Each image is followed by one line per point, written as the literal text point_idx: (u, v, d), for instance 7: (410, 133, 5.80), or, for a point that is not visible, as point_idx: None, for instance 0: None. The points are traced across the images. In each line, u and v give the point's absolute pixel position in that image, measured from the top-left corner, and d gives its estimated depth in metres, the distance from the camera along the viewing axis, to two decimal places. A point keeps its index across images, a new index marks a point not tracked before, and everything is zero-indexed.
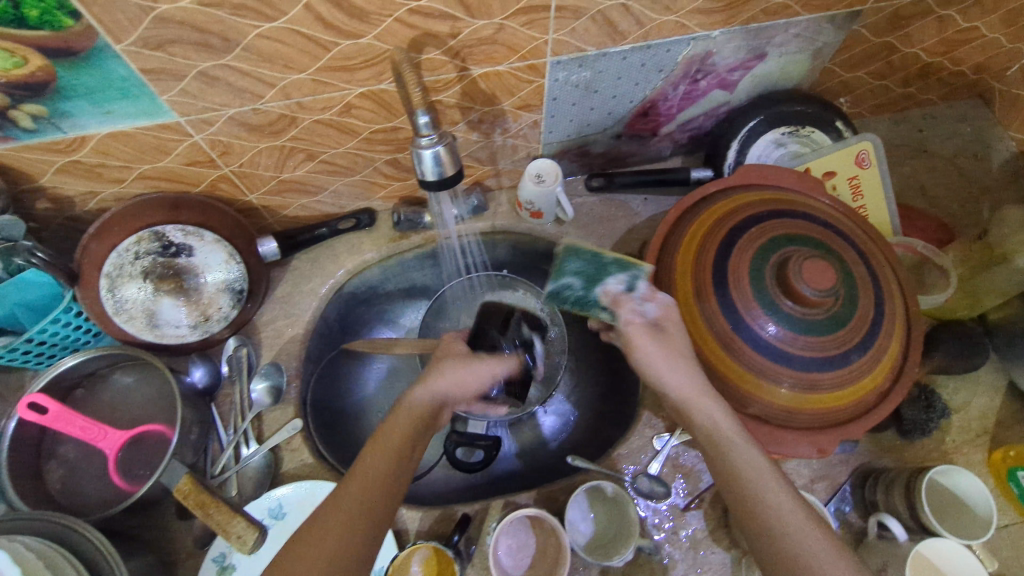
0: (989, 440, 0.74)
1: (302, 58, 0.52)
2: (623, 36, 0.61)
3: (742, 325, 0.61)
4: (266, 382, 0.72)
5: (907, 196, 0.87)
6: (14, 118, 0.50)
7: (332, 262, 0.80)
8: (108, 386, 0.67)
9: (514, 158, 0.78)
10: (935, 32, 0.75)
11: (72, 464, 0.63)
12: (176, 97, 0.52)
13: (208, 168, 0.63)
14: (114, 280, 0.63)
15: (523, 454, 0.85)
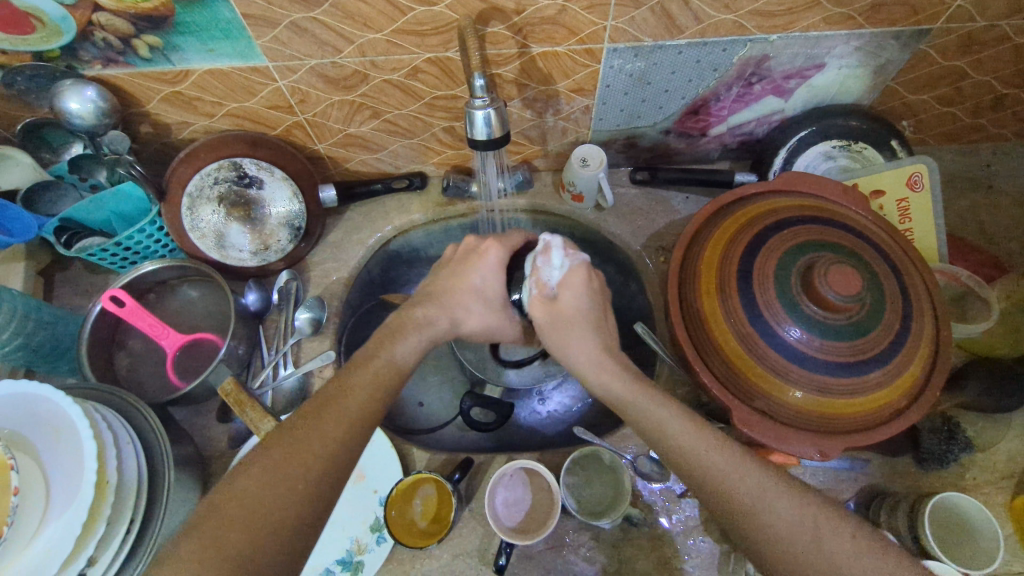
0: (1013, 485, 0.70)
1: (380, 19, 0.58)
2: (680, 30, 0.64)
3: (761, 320, 0.62)
4: (309, 313, 0.78)
5: (963, 228, 0.85)
6: (135, 46, 0.58)
7: (382, 218, 0.86)
8: (175, 295, 0.76)
9: (563, 141, 0.82)
10: (1010, 61, 0.73)
11: (136, 356, 0.73)
12: (268, 43, 0.60)
13: (286, 114, 0.71)
14: (194, 200, 0.71)
15: (533, 427, 0.88)
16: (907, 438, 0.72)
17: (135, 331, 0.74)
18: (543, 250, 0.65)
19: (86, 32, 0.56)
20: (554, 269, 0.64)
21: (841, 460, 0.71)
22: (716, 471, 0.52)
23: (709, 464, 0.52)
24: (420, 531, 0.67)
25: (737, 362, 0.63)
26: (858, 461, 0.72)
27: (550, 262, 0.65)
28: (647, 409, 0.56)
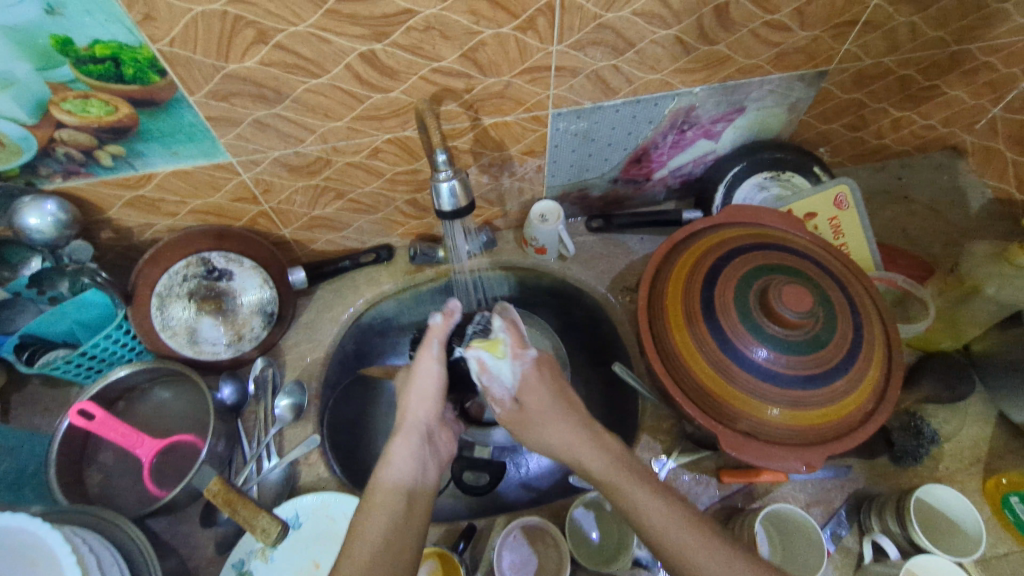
0: (982, 469, 0.74)
1: (339, 109, 0.62)
2: (615, 92, 0.70)
3: (730, 345, 0.65)
4: (289, 399, 0.77)
5: (889, 237, 0.93)
6: (97, 157, 0.59)
7: (353, 293, 0.87)
8: (147, 399, 0.74)
9: (520, 200, 0.87)
10: (898, 89, 0.84)
11: (109, 469, 0.70)
12: (231, 140, 0.62)
13: (250, 205, 0.72)
14: (163, 299, 0.70)
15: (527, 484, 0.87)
16: (880, 438, 0.76)
17: (106, 443, 0.71)
18: (478, 369, 0.66)
19: (47, 148, 0.57)
20: (501, 378, 0.64)
21: (827, 470, 0.74)
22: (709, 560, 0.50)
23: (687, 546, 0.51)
24: None
25: (714, 388, 0.65)
26: (843, 468, 0.74)
27: (496, 375, 0.65)
28: (622, 484, 0.56)
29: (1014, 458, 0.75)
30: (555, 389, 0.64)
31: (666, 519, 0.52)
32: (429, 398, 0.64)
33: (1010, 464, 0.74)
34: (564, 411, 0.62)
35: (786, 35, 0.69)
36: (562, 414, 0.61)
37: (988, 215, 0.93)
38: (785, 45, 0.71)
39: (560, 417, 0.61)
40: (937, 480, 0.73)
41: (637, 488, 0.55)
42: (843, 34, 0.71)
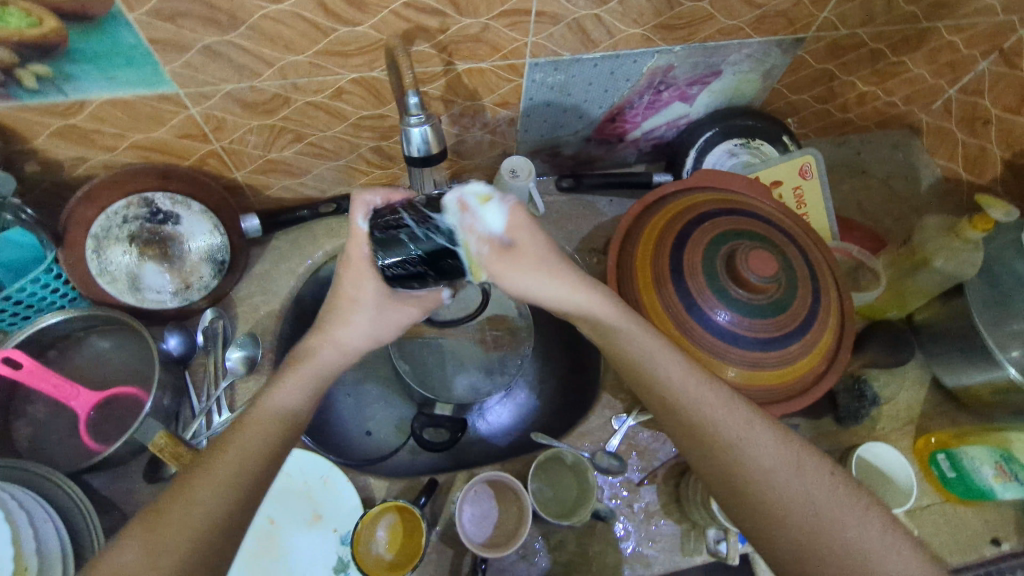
0: (914, 428, 0.80)
1: (301, 41, 0.57)
2: (595, 44, 0.68)
3: (695, 308, 0.66)
4: (242, 352, 0.73)
5: (845, 210, 0.96)
6: (19, 77, 0.53)
7: (311, 244, 0.82)
8: (83, 349, 0.69)
9: (491, 154, 0.84)
10: (868, 63, 0.85)
11: (41, 423, 0.65)
12: (178, 68, 0.56)
13: (199, 143, 0.66)
14: (100, 242, 0.65)
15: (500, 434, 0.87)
16: (826, 400, 0.80)
17: (37, 395, 0.66)
18: (458, 211, 0.52)
19: None
20: (485, 220, 0.52)
21: None
22: (730, 431, 0.54)
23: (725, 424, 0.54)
24: (386, 564, 0.64)
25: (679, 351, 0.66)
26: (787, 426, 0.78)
27: (481, 218, 0.52)
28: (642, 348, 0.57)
29: (942, 419, 0.80)
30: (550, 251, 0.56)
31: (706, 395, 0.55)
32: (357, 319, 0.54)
33: (939, 425, 0.80)
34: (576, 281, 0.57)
35: None
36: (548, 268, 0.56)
37: (937, 192, 0.97)
38: (767, 8, 0.70)
39: (541, 276, 0.55)
40: (874, 440, 0.78)
41: (668, 357, 0.57)
42: (823, 0, 0.71)
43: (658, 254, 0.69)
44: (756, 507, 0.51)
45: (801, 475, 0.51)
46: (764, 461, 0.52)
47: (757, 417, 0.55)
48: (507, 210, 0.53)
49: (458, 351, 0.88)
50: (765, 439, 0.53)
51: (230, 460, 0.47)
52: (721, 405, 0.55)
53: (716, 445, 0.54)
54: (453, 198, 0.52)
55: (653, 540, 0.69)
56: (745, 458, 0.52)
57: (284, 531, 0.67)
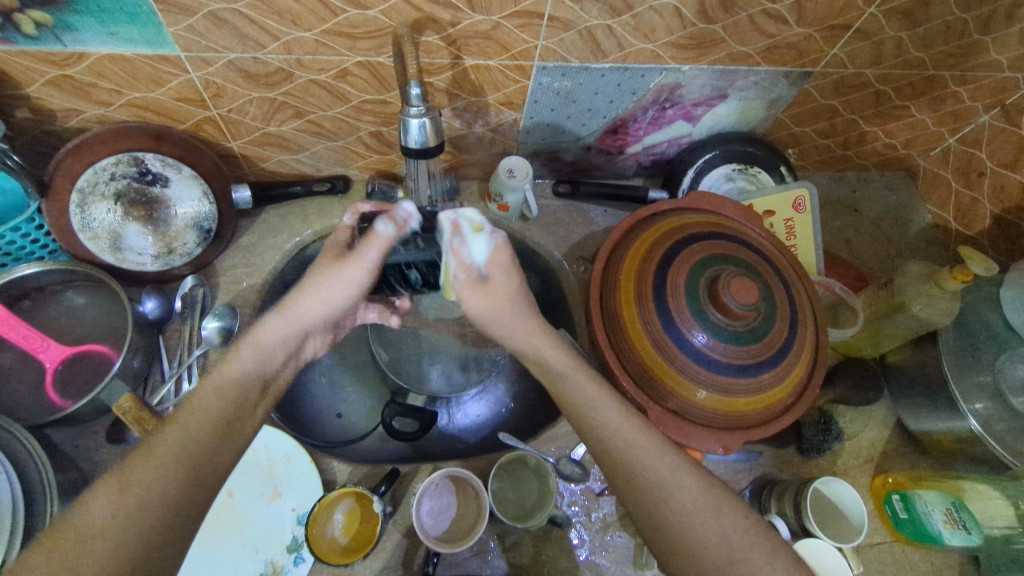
0: (873, 467, 0.81)
1: (310, 18, 0.56)
2: (604, 55, 0.68)
3: (673, 328, 0.66)
4: (218, 322, 0.73)
5: (834, 246, 0.97)
6: (18, 22, 0.52)
7: (301, 221, 0.82)
8: (58, 302, 0.68)
9: (490, 152, 0.84)
10: (872, 104, 0.85)
11: (7, 372, 0.64)
12: (182, 31, 0.56)
13: (197, 108, 0.66)
14: (85, 197, 0.64)
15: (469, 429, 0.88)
16: (792, 430, 0.81)
17: (6, 344, 0.65)
18: (452, 232, 0.65)
19: None
20: (471, 247, 0.64)
21: (739, 454, 0.79)
22: (655, 473, 0.55)
23: (650, 465, 0.55)
24: (340, 547, 0.65)
25: (652, 367, 0.67)
26: (751, 453, 0.80)
27: (468, 244, 0.64)
28: (582, 396, 0.59)
29: (902, 461, 0.82)
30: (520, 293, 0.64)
31: (635, 430, 0.57)
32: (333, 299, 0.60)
33: (898, 466, 0.81)
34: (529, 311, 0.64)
35: (782, 27, 0.68)
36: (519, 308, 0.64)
37: (925, 238, 0.99)
38: (778, 38, 0.70)
39: (508, 310, 0.63)
40: (833, 474, 0.79)
41: (603, 401, 0.58)
42: (834, 37, 0.71)
43: (643, 270, 0.69)
44: (675, 548, 0.53)
45: (717, 517, 0.53)
46: (686, 501, 0.54)
47: (683, 461, 0.56)
48: (493, 242, 0.64)
49: (435, 343, 0.88)
50: (689, 483, 0.54)
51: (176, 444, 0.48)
52: (648, 441, 0.56)
53: (643, 489, 0.55)
54: (450, 217, 0.65)
55: (606, 551, 0.70)
56: (670, 503, 0.54)
57: (240, 504, 0.67)
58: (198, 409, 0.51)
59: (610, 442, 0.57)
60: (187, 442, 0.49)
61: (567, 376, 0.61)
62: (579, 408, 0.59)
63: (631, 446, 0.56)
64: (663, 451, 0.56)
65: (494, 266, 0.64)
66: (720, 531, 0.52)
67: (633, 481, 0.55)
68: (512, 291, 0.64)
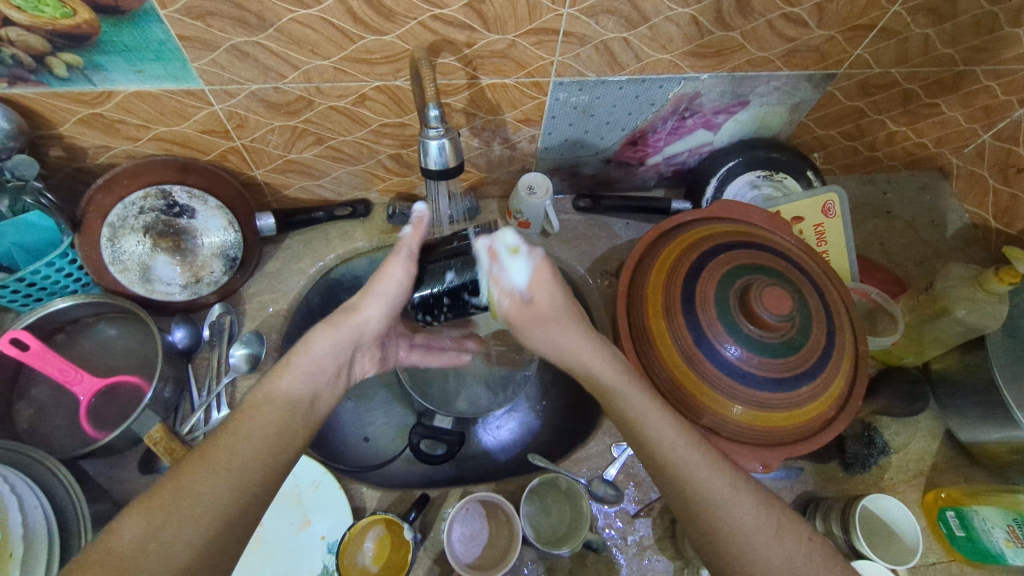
0: (924, 481, 0.77)
1: (328, 46, 0.57)
2: (622, 67, 0.67)
3: (705, 341, 0.64)
4: (245, 349, 0.73)
5: (867, 250, 0.94)
6: (50, 65, 0.53)
7: (324, 246, 0.82)
8: (90, 334, 0.70)
9: (509, 169, 0.84)
10: (900, 103, 0.83)
11: (43, 405, 0.65)
12: (205, 66, 0.57)
13: (220, 139, 0.67)
14: (115, 231, 0.66)
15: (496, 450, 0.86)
16: (834, 445, 0.77)
17: (40, 377, 0.66)
18: (488, 258, 0.58)
19: None
20: (512, 273, 0.57)
21: (780, 471, 0.76)
22: (713, 490, 0.53)
23: (706, 482, 0.53)
24: None
25: (684, 383, 0.65)
26: (794, 470, 0.76)
27: (506, 269, 0.57)
28: (636, 404, 0.56)
29: (954, 474, 0.77)
30: (567, 309, 0.59)
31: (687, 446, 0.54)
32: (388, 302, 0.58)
33: (950, 480, 0.77)
34: (579, 323, 0.59)
35: (803, 31, 0.67)
36: (571, 318, 0.59)
37: (963, 239, 0.95)
38: (800, 42, 0.69)
39: (556, 331, 0.59)
40: (881, 490, 0.76)
41: (656, 415, 0.55)
42: (857, 38, 0.70)
43: (669, 283, 0.67)
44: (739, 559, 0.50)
45: (782, 538, 0.51)
46: (747, 519, 0.51)
47: (739, 478, 0.54)
48: (533, 265, 0.58)
49: (462, 365, 0.87)
50: (750, 501, 0.52)
51: (229, 458, 0.48)
52: (702, 458, 0.54)
53: (701, 506, 0.52)
54: (485, 244, 0.58)
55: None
56: (728, 521, 0.51)
57: (270, 535, 0.66)
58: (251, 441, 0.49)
59: (672, 454, 0.54)
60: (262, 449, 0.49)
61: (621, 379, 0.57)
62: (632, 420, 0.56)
63: (686, 458, 0.54)
64: (718, 468, 0.54)
65: (536, 285, 0.58)
66: (782, 552, 0.50)
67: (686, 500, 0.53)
68: (560, 310, 0.59)
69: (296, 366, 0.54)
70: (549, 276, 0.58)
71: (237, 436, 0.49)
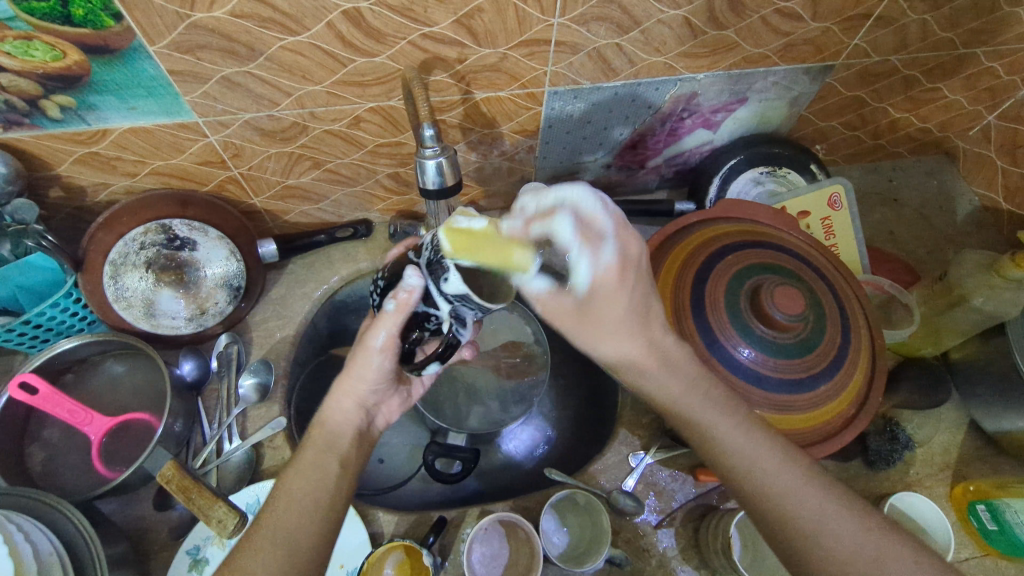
0: (951, 474, 0.75)
1: (319, 71, 0.57)
2: (616, 73, 0.66)
3: (717, 345, 0.63)
4: (254, 378, 0.73)
5: (877, 240, 0.92)
6: (44, 107, 0.53)
7: (327, 268, 0.82)
8: (99, 373, 0.70)
9: (509, 180, 0.83)
10: (901, 90, 0.82)
11: (54, 448, 0.65)
12: (197, 98, 0.57)
13: (218, 169, 0.67)
14: (117, 268, 0.65)
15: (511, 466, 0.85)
16: (856, 442, 0.76)
17: (51, 419, 0.66)
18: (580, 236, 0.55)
19: None
20: (601, 261, 0.56)
21: None
22: (809, 504, 0.50)
23: (796, 492, 0.51)
24: None
25: None
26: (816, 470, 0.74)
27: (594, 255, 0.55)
28: (709, 417, 0.55)
29: (982, 465, 0.75)
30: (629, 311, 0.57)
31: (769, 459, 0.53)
32: (370, 384, 0.57)
33: (978, 471, 0.75)
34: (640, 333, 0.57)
35: (797, 24, 0.66)
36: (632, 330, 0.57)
37: (974, 222, 0.93)
38: (795, 36, 0.68)
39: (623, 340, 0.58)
40: (907, 486, 0.74)
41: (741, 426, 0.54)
42: (854, 27, 0.69)
43: (678, 286, 0.66)
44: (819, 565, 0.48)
45: (892, 553, 0.48)
46: (817, 504, 0.50)
47: (838, 488, 0.52)
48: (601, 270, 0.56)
49: (473, 379, 0.87)
50: (852, 513, 0.50)
51: (291, 493, 0.51)
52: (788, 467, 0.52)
53: (796, 525, 0.50)
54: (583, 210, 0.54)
55: None
56: (828, 538, 0.49)
57: None
58: (291, 477, 0.52)
59: (754, 467, 0.53)
60: (297, 488, 0.51)
61: (693, 391, 0.56)
62: (710, 433, 0.55)
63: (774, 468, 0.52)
64: (815, 478, 0.52)
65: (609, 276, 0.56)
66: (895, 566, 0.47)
67: (774, 516, 0.51)
68: (625, 320, 0.57)
69: (332, 408, 0.57)
70: (616, 285, 0.56)
71: (282, 498, 0.51)
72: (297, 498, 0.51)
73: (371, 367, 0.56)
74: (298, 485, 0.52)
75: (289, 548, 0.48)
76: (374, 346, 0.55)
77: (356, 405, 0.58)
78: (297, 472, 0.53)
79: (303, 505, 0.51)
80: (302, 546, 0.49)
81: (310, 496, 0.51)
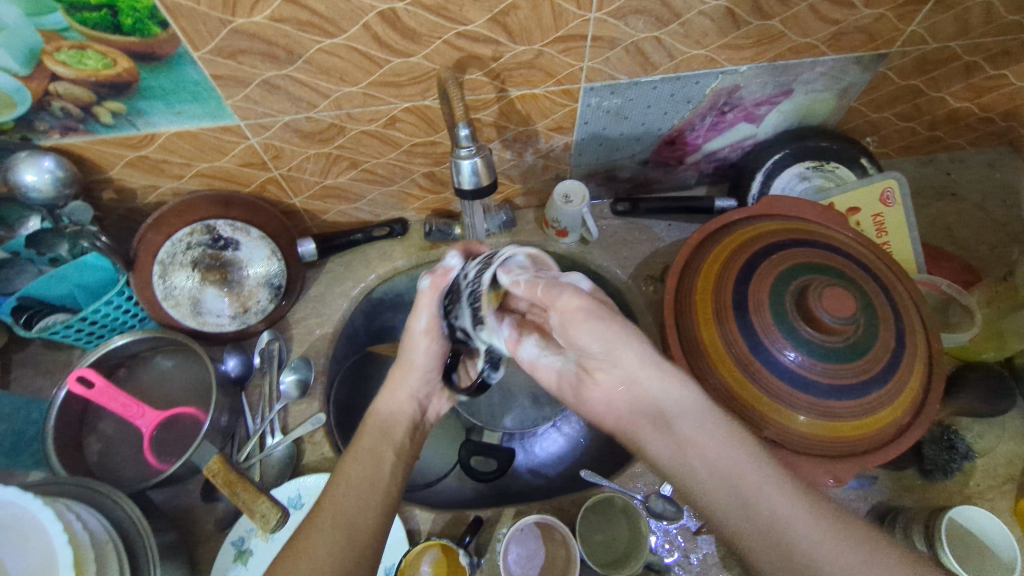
0: (1015, 487, 0.70)
1: (356, 72, 0.57)
2: (654, 67, 0.65)
3: (760, 347, 0.61)
4: (295, 375, 0.75)
5: (933, 237, 0.87)
6: (97, 113, 0.56)
7: (364, 267, 0.83)
8: (149, 367, 0.73)
9: (544, 178, 0.82)
10: (961, 77, 0.77)
11: (109, 439, 0.68)
12: (239, 102, 0.58)
13: (259, 170, 0.68)
14: (166, 268, 0.68)
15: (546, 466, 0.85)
16: (910, 450, 0.72)
17: (106, 412, 0.70)
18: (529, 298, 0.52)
19: (42, 102, 0.53)
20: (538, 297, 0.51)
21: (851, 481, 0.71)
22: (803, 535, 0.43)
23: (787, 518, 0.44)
24: None
25: (741, 392, 0.61)
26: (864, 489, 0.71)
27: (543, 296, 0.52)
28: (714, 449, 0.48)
29: None
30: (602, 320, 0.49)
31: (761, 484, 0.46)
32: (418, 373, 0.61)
33: None
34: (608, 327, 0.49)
35: (848, 12, 0.63)
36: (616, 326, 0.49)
37: None
38: (845, 24, 0.64)
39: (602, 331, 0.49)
40: (966, 498, 0.70)
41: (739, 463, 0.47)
42: (910, 13, 0.65)
43: (721, 286, 0.64)
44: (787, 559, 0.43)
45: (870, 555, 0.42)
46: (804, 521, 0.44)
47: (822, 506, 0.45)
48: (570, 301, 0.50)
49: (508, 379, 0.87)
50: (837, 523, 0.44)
51: (351, 477, 0.52)
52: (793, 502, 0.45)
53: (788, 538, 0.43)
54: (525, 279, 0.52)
55: None
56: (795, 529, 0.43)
57: None
58: (352, 463, 0.54)
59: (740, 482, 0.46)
60: (357, 473, 0.52)
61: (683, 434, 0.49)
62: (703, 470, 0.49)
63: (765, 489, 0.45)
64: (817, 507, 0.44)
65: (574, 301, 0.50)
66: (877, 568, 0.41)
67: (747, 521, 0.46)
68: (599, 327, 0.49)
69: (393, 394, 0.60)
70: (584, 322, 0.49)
71: (342, 480, 0.52)
72: (349, 489, 0.52)
73: (424, 353, 0.61)
74: (356, 470, 0.53)
75: (346, 534, 0.48)
76: (419, 329, 0.60)
77: (410, 398, 0.61)
78: (359, 458, 0.54)
79: (363, 490, 0.51)
80: (359, 529, 0.49)
81: (358, 488, 0.51)
